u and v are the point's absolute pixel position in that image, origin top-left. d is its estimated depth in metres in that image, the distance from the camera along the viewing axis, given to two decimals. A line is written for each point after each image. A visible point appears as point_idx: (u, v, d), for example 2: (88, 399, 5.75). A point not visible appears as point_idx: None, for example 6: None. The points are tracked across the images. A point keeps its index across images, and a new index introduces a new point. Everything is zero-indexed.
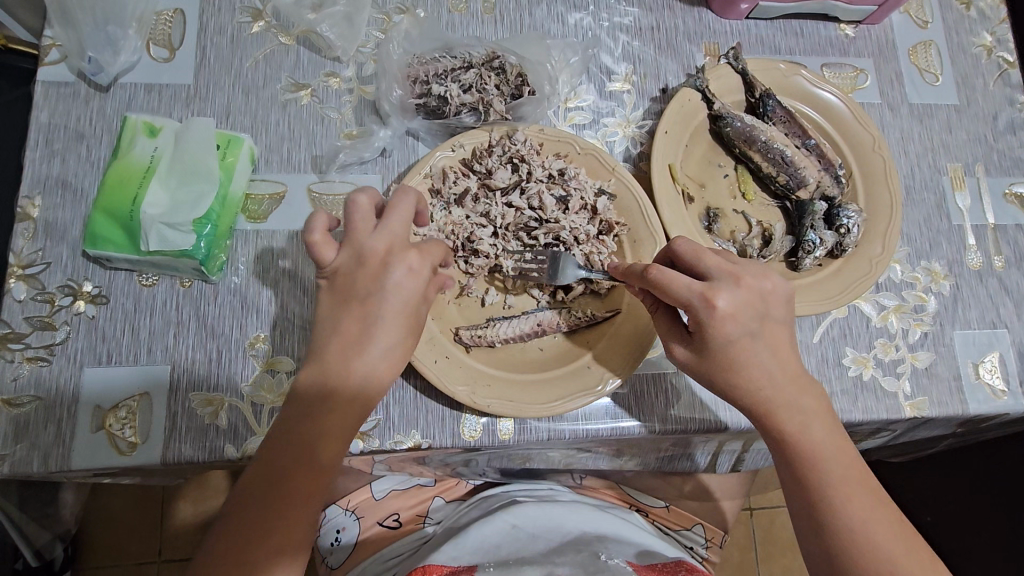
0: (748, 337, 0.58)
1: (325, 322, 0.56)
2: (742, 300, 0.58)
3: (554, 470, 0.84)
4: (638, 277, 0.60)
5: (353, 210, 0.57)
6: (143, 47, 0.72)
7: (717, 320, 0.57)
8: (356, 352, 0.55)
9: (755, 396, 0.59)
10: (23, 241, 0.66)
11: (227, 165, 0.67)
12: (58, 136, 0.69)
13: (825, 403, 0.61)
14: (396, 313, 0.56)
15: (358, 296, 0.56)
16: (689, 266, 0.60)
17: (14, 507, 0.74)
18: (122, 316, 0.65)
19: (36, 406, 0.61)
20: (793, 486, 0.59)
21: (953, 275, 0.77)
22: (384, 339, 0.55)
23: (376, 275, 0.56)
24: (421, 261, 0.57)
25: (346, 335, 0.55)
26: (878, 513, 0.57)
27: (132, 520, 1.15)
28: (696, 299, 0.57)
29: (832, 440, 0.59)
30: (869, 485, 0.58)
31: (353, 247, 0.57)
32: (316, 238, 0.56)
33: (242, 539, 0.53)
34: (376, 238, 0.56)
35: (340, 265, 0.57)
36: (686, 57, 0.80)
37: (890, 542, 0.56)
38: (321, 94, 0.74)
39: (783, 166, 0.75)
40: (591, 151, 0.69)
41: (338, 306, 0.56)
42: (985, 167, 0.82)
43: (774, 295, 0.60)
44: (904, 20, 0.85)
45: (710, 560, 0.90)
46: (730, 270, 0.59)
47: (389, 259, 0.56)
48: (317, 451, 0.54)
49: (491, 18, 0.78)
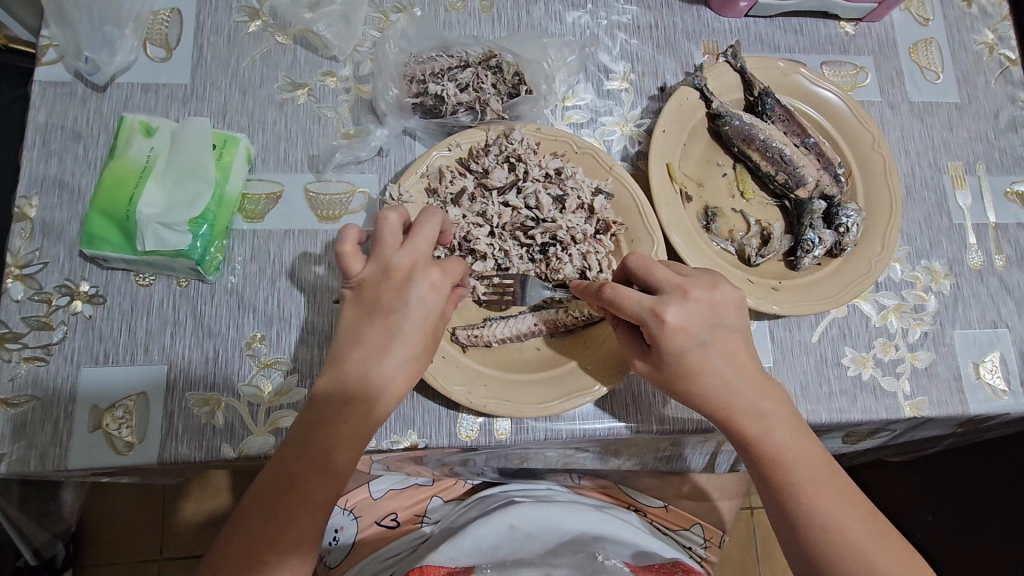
0: (699, 349, 0.58)
1: (348, 332, 0.58)
2: (692, 312, 0.58)
3: (552, 469, 0.84)
4: (593, 295, 0.60)
5: (382, 225, 0.58)
6: (140, 46, 0.72)
7: (668, 334, 0.57)
8: (379, 364, 0.56)
9: (719, 403, 0.59)
10: (21, 241, 0.66)
11: (223, 165, 0.67)
12: (55, 136, 0.69)
13: (790, 404, 0.61)
14: (418, 329, 0.57)
15: (381, 310, 0.57)
16: (642, 281, 0.60)
17: (14, 505, 0.74)
18: (119, 316, 0.65)
19: (33, 406, 0.61)
20: (766, 490, 0.60)
21: (954, 274, 0.77)
22: (407, 353, 0.57)
23: (399, 289, 0.57)
24: (443, 279, 0.58)
25: (369, 348, 0.56)
26: (848, 510, 0.58)
27: (133, 518, 1.16)
28: (647, 317, 0.57)
29: (797, 441, 0.59)
30: (839, 482, 0.59)
31: (379, 261, 0.58)
32: (347, 249, 0.58)
33: (250, 544, 0.53)
34: (402, 253, 0.58)
35: (366, 277, 0.58)
36: (684, 55, 0.80)
37: (866, 537, 0.57)
38: (319, 93, 0.74)
39: (782, 165, 0.75)
40: (588, 150, 0.69)
41: (362, 319, 0.58)
42: (986, 165, 0.81)
43: (725, 305, 0.60)
44: (905, 18, 0.85)
45: (709, 560, 0.89)
46: (679, 282, 0.59)
47: (413, 273, 0.57)
48: (327, 455, 0.54)
49: (488, 17, 0.78)
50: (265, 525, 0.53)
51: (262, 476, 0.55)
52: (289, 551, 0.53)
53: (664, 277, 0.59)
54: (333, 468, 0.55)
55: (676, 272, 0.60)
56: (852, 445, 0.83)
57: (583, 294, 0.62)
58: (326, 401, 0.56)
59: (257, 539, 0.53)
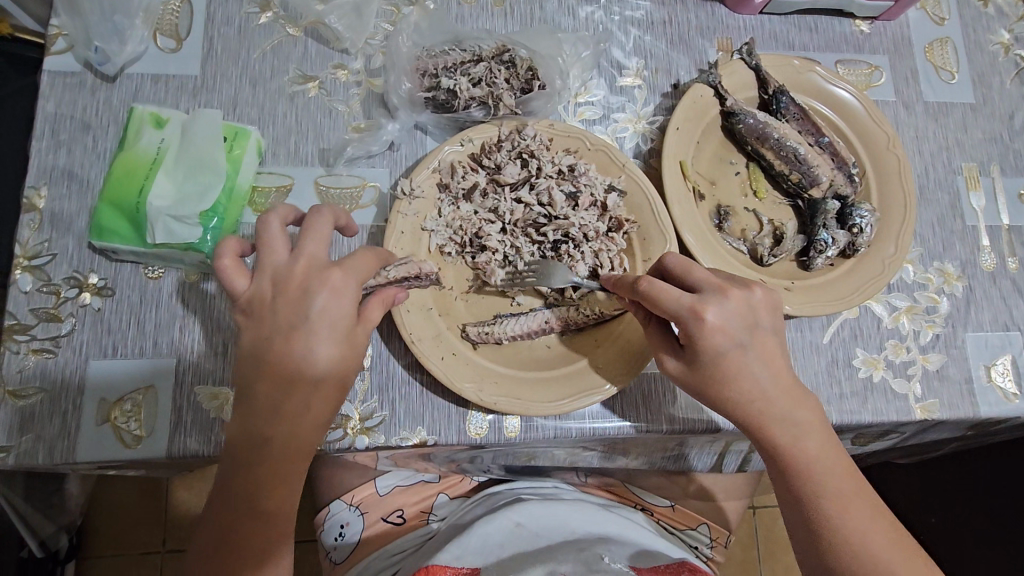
0: (738, 350, 0.58)
1: (250, 353, 0.54)
2: (731, 312, 0.57)
3: (559, 467, 0.84)
4: (628, 289, 0.60)
5: (263, 229, 0.55)
6: (150, 37, 0.72)
7: (705, 333, 0.56)
8: (297, 376, 0.53)
9: (749, 409, 0.58)
10: (29, 231, 0.66)
11: (234, 158, 0.67)
12: (64, 127, 0.69)
13: (822, 415, 0.61)
14: (332, 334, 0.54)
15: (282, 323, 0.53)
16: (679, 281, 0.60)
17: (20, 497, 0.74)
18: (127, 309, 0.65)
19: (41, 398, 0.61)
20: (788, 498, 0.59)
21: (966, 276, 0.76)
22: (327, 363, 0.54)
23: (297, 300, 0.53)
24: (346, 280, 0.54)
25: (284, 359, 0.53)
26: (872, 522, 0.57)
27: (136, 510, 1.16)
28: (684, 312, 0.56)
29: (825, 451, 0.59)
30: (864, 495, 0.58)
31: (265, 275, 0.54)
32: (227, 263, 0.55)
33: (222, 559, 0.54)
34: (292, 262, 0.54)
35: (255, 294, 0.54)
36: (698, 51, 0.79)
37: (890, 553, 0.56)
38: (329, 86, 0.73)
39: (796, 165, 0.74)
40: (601, 147, 0.68)
41: (261, 338, 0.54)
42: (1000, 166, 0.81)
43: (763, 306, 0.59)
44: (921, 16, 0.84)
45: (713, 559, 0.89)
46: (718, 282, 0.58)
47: (309, 284, 0.53)
48: (267, 468, 0.54)
49: (501, 11, 0.78)
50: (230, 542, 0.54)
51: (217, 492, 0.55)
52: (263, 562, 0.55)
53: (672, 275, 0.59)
54: (281, 489, 0.55)
55: (714, 273, 0.59)
56: (861, 447, 0.82)
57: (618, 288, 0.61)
58: (249, 415, 0.54)
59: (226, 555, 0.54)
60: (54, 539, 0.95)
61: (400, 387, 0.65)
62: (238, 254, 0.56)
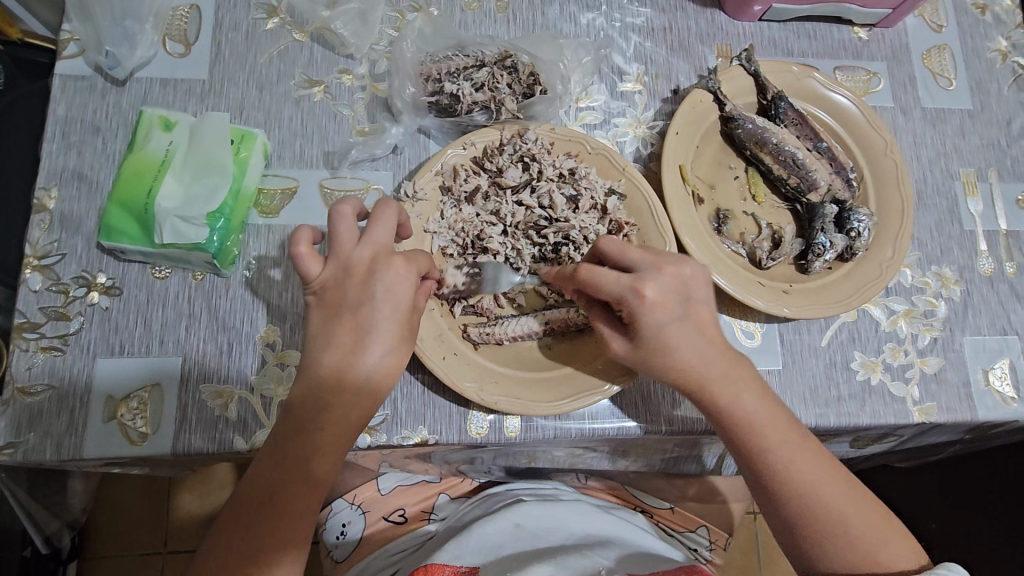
0: (677, 323, 0.59)
1: (317, 334, 0.56)
2: (668, 287, 0.59)
3: (558, 469, 0.84)
4: (571, 281, 0.62)
5: (338, 219, 0.57)
6: (160, 42, 0.73)
7: (647, 309, 0.58)
8: (337, 363, 0.55)
9: (691, 375, 0.60)
10: (39, 232, 0.67)
11: (240, 160, 0.68)
12: (75, 129, 0.70)
13: (755, 370, 0.62)
14: (392, 321, 0.56)
15: (348, 307, 0.56)
16: (617, 262, 0.62)
17: (24, 494, 0.74)
18: (135, 308, 0.66)
19: (50, 395, 0.62)
20: (743, 459, 0.61)
21: (964, 281, 0.77)
22: (384, 347, 0.56)
23: (363, 284, 0.56)
24: (408, 268, 0.57)
25: (345, 344, 0.55)
26: (821, 475, 0.59)
27: (141, 509, 1.17)
28: (626, 292, 0.58)
29: (764, 407, 0.60)
30: (812, 449, 0.60)
31: (338, 261, 0.57)
32: (301, 250, 0.56)
33: (248, 524, 0.54)
34: (361, 248, 0.56)
35: (326, 279, 0.56)
36: (698, 57, 0.80)
37: (842, 504, 0.58)
38: (335, 91, 0.74)
39: (794, 169, 0.75)
40: (601, 150, 0.69)
41: (330, 320, 0.56)
42: (998, 172, 0.81)
43: (696, 280, 0.61)
44: (919, 24, 0.85)
45: (713, 562, 0.88)
46: (653, 260, 0.60)
47: (376, 267, 0.56)
48: (315, 434, 0.55)
49: (503, 17, 0.79)
50: (253, 516, 0.54)
51: (259, 461, 0.56)
52: (290, 540, 0.55)
53: (647, 257, 0.60)
54: (330, 457, 0.55)
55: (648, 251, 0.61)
56: (861, 450, 0.83)
57: (563, 284, 0.64)
58: (311, 384, 0.55)
59: (249, 524, 0.54)
60: (57, 538, 0.95)
61: (402, 387, 0.66)
62: (311, 241, 0.58)
